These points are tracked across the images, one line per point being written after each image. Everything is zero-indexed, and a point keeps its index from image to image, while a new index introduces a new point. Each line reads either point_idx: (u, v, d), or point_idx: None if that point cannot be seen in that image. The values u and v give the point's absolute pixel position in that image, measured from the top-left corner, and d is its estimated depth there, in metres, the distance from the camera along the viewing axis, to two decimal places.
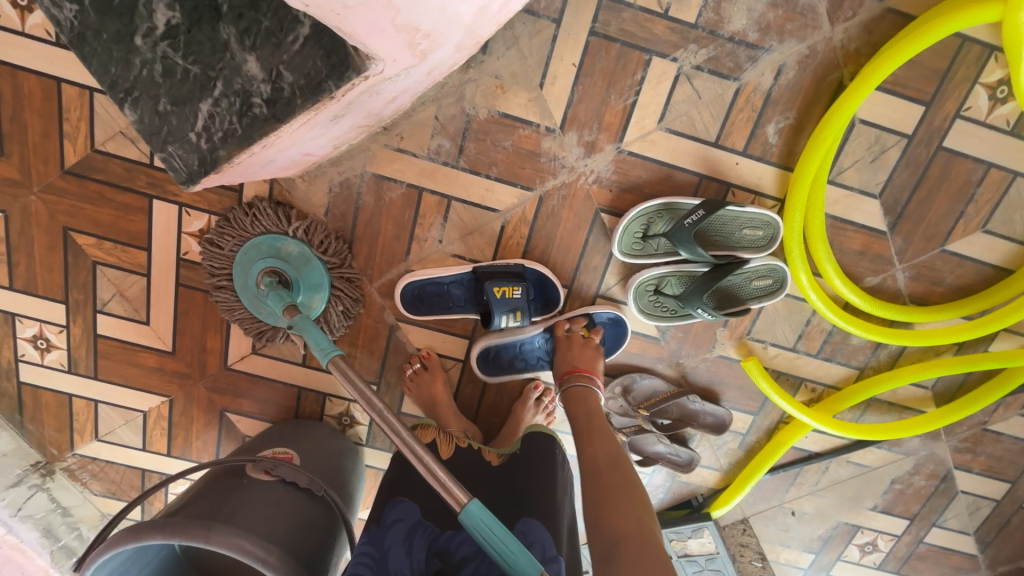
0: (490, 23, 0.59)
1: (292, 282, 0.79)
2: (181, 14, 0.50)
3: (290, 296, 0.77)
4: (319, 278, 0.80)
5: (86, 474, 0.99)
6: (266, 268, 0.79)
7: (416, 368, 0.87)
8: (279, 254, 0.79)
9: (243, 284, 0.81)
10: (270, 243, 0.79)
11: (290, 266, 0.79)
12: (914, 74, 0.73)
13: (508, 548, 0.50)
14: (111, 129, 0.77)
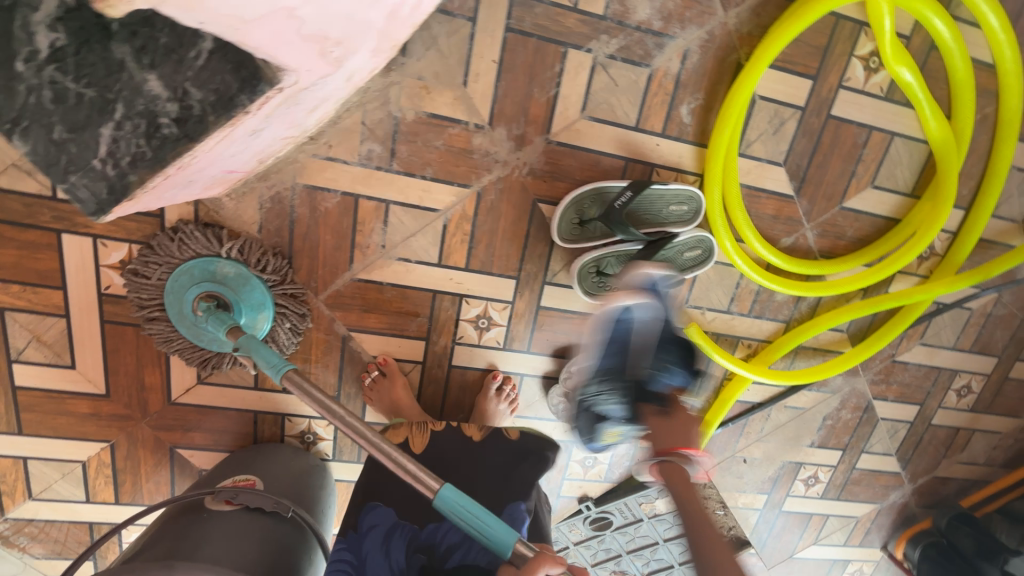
0: (404, 25, 0.60)
1: (233, 304, 0.77)
2: (67, 35, 0.46)
3: (232, 319, 0.75)
4: (262, 297, 0.78)
5: (23, 537, 0.91)
6: (203, 293, 0.76)
7: (375, 376, 0.87)
8: (213, 277, 0.76)
9: (177, 313, 0.77)
10: (202, 265, 0.76)
11: (229, 288, 0.76)
12: (800, 51, 0.81)
13: (486, 522, 0.51)
14: (3, 162, 0.71)
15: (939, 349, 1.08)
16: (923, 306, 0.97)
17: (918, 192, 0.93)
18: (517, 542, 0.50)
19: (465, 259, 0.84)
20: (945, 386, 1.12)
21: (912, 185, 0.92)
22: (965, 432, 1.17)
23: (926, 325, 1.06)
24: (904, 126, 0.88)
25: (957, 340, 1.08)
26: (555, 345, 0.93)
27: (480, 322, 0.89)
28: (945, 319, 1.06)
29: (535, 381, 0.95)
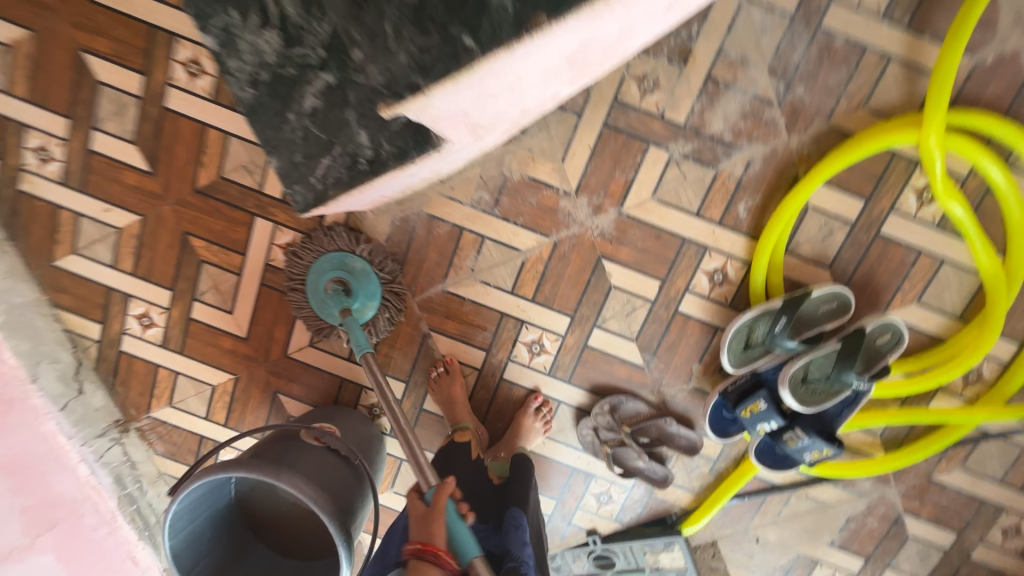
0: (528, 117, 0.82)
1: (349, 292, 1.00)
2: (321, 101, 0.73)
3: (347, 303, 0.98)
4: (373, 291, 1.01)
5: (154, 435, 1.18)
6: (334, 280, 1.00)
7: (440, 371, 1.06)
8: (342, 269, 1.00)
9: (311, 290, 1.01)
10: (336, 259, 1.00)
11: (352, 279, 1.00)
12: (855, 175, 0.93)
13: (457, 536, 0.68)
14: (236, 163, 1.02)
15: (983, 480, 1.06)
16: (964, 429, 0.99)
17: (966, 317, 0.98)
18: (475, 558, 0.66)
19: (532, 292, 1.03)
20: (989, 521, 1.08)
21: (960, 309, 0.97)
22: None
23: (970, 451, 1.05)
24: (954, 254, 0.95)
25: (1004, 475, 1.06)
26: (593, 382, 1.07)
27: (534, 347, 1.06)
28: (992, 450, 1.04)
29: (569, 410, 1.09)
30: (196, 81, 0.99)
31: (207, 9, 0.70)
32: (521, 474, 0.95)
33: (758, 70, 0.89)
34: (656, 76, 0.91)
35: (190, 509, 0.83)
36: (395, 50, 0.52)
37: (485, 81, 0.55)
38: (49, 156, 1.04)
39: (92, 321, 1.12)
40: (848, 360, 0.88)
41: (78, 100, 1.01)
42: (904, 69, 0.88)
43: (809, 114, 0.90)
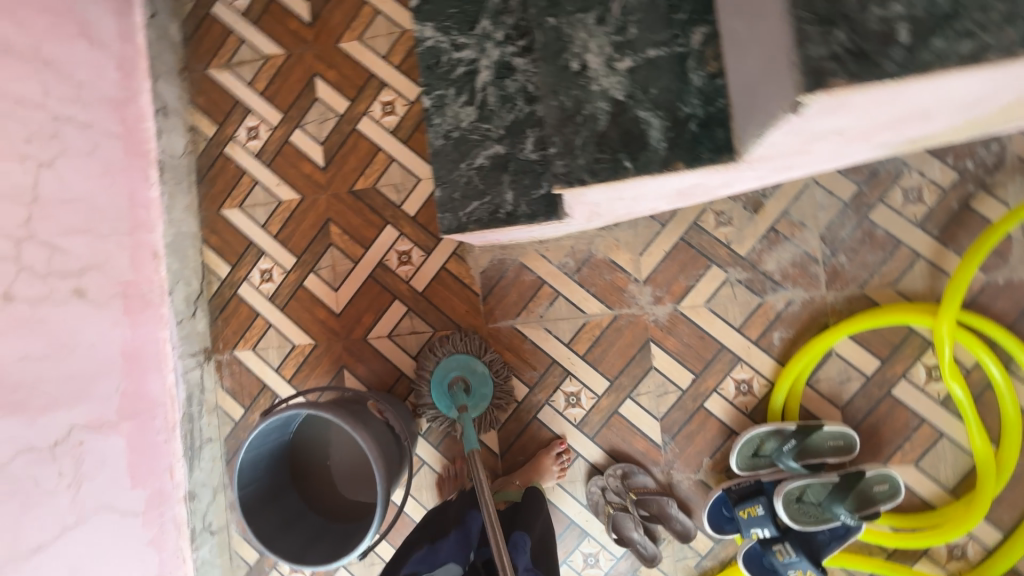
0: (629, 216, 1.06)
1: (466, 395, 1.18)
2: (488, 162, 1.00)
3: (465, 400, 1.16)
4: (486, 393, 1.19)
5: (227, 370, 1.34)
6: (457, 380, 1.18)
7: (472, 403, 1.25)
8: (467, 369, 1.19)
9: (435, 387, 1.21)
10: (462, 359, 1.20)
11: (471, 380, 1.19)
12: (877, 338, 1.10)
13: None
14: (389, 180, 1.30)
15: None
16: None
17: (956, 493, 1.09)
18: None
19: (586, 350, 1.21)
20: None
21: (952, 483, 1.09)
22: None
23: None
24: (953, 432, 1.09)
25: None
26: (613, 446, 1.20)
27: (571, 398, 1.21)
28: None
29: (584, 464, 1.21)
30: (385, 117, 1.30)
31: (435, 82, 1.03)
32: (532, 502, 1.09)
33: (812, 234, 1.13)
34: (731, 215, 1.15)
35: (264, 437, 0.98)
36: (578, 155, 0.74)
37: (623, 188, 0.78)
38: (256, 135, 1.36)
39: (225, 262, 1.36)
40: (841, 494, 0.99)
41: (296, 106, 1.34)
42: (930, 267, 1.09)
43: (846, 279, 1.12)
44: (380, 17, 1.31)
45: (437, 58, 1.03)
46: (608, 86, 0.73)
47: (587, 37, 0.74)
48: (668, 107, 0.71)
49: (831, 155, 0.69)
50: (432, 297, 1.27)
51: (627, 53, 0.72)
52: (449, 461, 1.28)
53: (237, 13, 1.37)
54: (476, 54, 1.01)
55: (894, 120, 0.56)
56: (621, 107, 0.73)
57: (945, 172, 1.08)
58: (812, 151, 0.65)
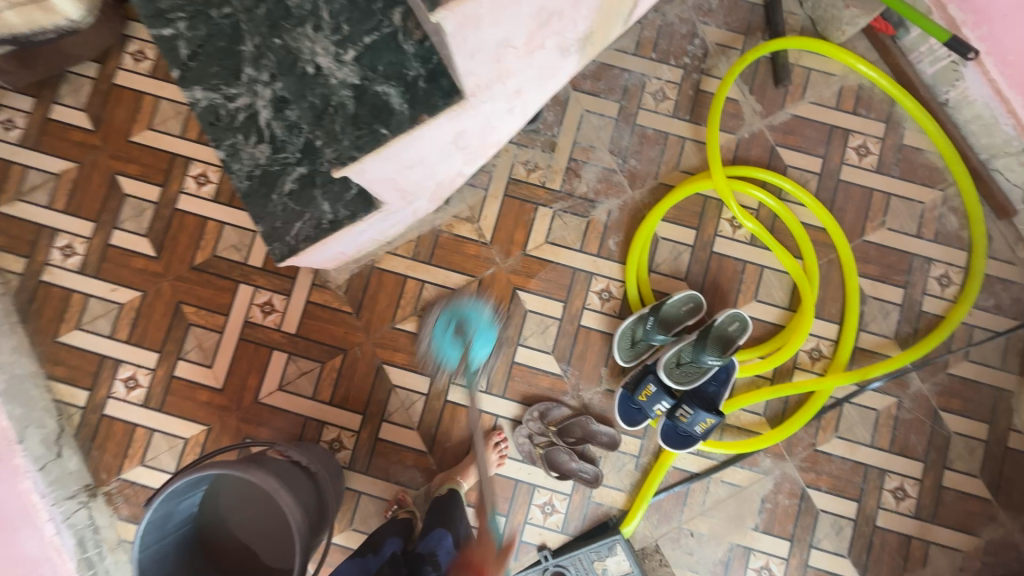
0: (447, 187, 1.18)
1: (470, 335, 1.24)
2: (296, 184, 1.07)
3: (468, 340, 1.24)
4: (489, 327, 1.25)
5: (121, 497, 1.24)
6: (461, 323, 1.25)
7: (362, 417, 1.27)
8: (472, 315, 1.25)
9: (436, 325, 1.25)
10: (472, 305, 1.26)
11: (473, 322, 1.24)
12: (684, 213, 1.30)
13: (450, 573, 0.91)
14: (228, 244, 1.31)
15: (858, 445, 1.26)
16: (823, 398, 1.23)
17: (795, 307, 1.29)
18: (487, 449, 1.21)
19: (465, 321, 1.28)
20: (878, 485, 1.25)
21: (788, 301, 1.29)
22: (919, 542, 1.23)
23: (836, 418, 1.26)
24: (770, 261, 1.30)
25: (873, 438, 1.26)
26: (523, 394, 1.27)
27: (471, 368, 1.27)
28: (854, 416, 1.26)
29: (506, 422, 1.26)
30: (201, 188, 1.33)
31: (222, 135, 1.08)
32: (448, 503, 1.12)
33: (603, 153, 1.32)
34: (536, 161, 1.32)
35: (159, 527, 0.92)
36: (342, 139, 0.84)
37: (398, 154, 0.88)
38: (72, 252, 1.31)
39: (81, 389, 1.27)
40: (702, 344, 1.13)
41: (107, 209, 1.32)
42: (696, 145, 1.32)
43: (642, 177, 1.31)
44: (163, 102, 1.35)
45: (216, 113, 1.07)
46: (344, 77, 0.84)
47: (313, 45, 0.84)
48: (397, 77, 0.83)
49: (536, 69, 0.85)
50: (308, 333, 1.28)
51: (348, 46, 0.83)
52: (384, 481, 1.26)
53: (13, 144, 1.33)
54: (250, 98, 1.06)
55: (539, 21, 0.73)
56: (361, 90, 0.84)
57: (674, 72, 1.34)
58: (512, 69, 0.80)
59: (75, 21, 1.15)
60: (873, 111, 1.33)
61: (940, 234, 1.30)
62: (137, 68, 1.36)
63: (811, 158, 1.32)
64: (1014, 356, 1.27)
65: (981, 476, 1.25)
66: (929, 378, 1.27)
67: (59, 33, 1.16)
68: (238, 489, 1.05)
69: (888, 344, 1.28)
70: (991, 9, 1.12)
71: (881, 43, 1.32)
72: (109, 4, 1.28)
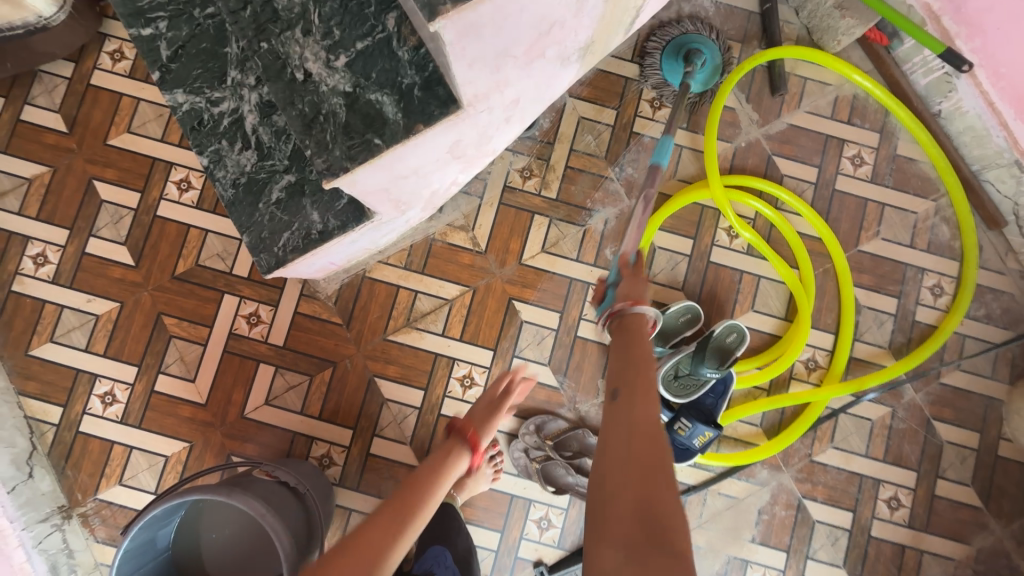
0: (441, 196, 1.14)
1: (698, 62, 1.22)
2: (284, 194, 1.03)
3: (694, 62, 1.22)
4: (715, 68, 1.24)
5: (97, 519, 1.19)
6: (691, 49, 1.23)
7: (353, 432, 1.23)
8: (703, 44, 1.23)
9: (665, 53, 1.26)
10: (701, 38, 1.25)
11: (704, 51, 1.22)
12: (681, 223, 1.29)
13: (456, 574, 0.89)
14: (212, 252, 1.26)
15: (853, 455, 1.26)
16: (819, 409, 1.23)
17: (791, 317, 1.28)
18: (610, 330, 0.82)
19: (460, 332, 1.25)
20: (873, 495, 1.25)
21: (784, 312, 1.28)
22: (912, 552, 1.24)
23: (832, 429, 1.26)
24: (766, 271, 1.29)
25: (868, 448, 1.26)
26: (519, 406, 1.24)
27: (465, 381, 1.24)
28: (849, 426, 1.27)
29: (501, 435, 1.24)
30: (184, 194, 1.27)
31: (205, 141, 1.04)
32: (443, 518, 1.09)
33: (600, 161, 1.30)
34: (532, 168, 1.29)
35: (138, 554, 0.88)
36: (333, 148, 0.81)
37: (391, 164, 0.85)
38: (44, 261, 1.24)
39: (54, 405, 1.21)
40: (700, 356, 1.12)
41: (83, 215, 1.26)
42: (693, 153, 1.31)
43: (639, 185, 1.30)
44: (142, 104, 1.29)
45: (199, 117, 1.03)
46: (334, 84, 0.81)
47: (302, 49, 0.80)
48: (390, 85, 0.80)
49: (535, 78, 0.83)
50: (296, 345, 1.24)
51: (339, 52, 0.79)
52: (375, 497, 1.22)
53: None
54: (235, 103, 1.02)
55: (539, 31, 0.70)
56: (353, 97, 0.80)
57: None
58: (511, 79, 0.78)
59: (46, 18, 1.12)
60: (866, 121, 1.33)
61: (932, 244, 1.30)
62: (115, 68, 1.30)
63: (806, 168, 1.32)
64: (1004, 366, 1.28)
65: (973, 484, 1.26)
66: (922, 387, 1.28)
67: (30, 30, 1.12)
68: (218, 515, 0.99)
69: (883, 354, 1.29)
70: (984, 23, 1.13)
71: (875, 53, 1.32)
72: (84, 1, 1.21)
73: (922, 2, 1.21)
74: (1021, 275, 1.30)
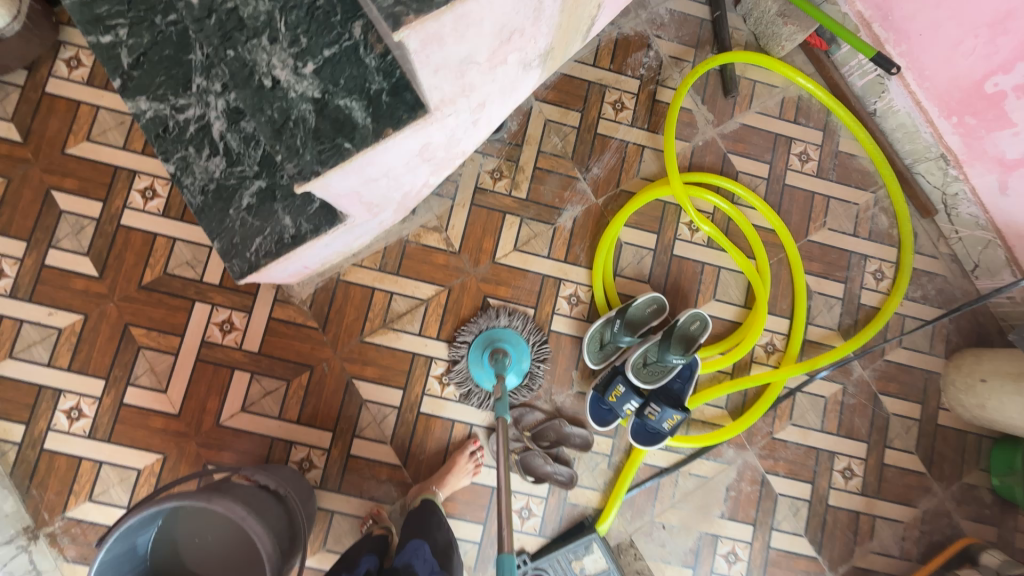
0: (412, 199, 1.17)
1: (506, 363, 1.22)
2: (255, 199, 1.04)
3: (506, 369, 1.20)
4: (520, 372, 1.25)
5: (68, 537, 1.16)
6: (497, 347, 1.23)
7: (332, 434, 1.23)
8: (507, 339, 1.25)
9: (472, 350, 1.25)
10: (511, 332, 1.26)
11: (510, 350, 1.24)
12: (645, 219, 1.36)
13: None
14: (180, 260, 1.25)
15: (810, 430, 1.35)
16: (778, 389, 1.31)
17: (750, 304, 1.37)
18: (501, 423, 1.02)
19: (436, 331, 1.28)
20: (829, 467, 1.34)
21: (743, 299, 1.37)
22: (866, 517, 1.34)
23: (790, 407, 1.35)
24: (725, 262, 1.37)
25: (823, 424, 1.35)
26: None
27: (443, 378, 1.27)
28: (806, 404, 1.36)
29: (480, 430, 1.27)
30: (148, 202, 1.25)
31: (171, 147, 1.03)
32: (425, 513, 1.11)
33: (566, 161, 1.35)
34: (501, 170, 1.33)
35: (114, 566, 0.87)
36: (303, 153, 0.82)
37: (363, 167, 0.88)
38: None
39: (16, 424, 1.17)
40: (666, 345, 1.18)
41: (40, 227, 1.22)
42: (654, 152, 1.38)
43: (604, 184, 1.36)
44: (101, 111, 1.27)
45: (164, 124, 1.03)
46: (303, 90, 0.83)
47: (269, 57, 0.82)
48: (359, 90, 0.82)
49: (499, 83, 0.87)
50: (271, 350, 1.24)
51: (307, 59, 0.81)
52: (357, 497, 1.23)
53: None
54: (201, 109, 1.02)
55: (500, 39, 0.74)
56: (322, 103, 0.83)
57: (631, 83, 1.39)
58: (476, 84, 0.82)
59: None
60: (811, 120, 1.43)
61: (873, 232, 1.41)
62: (72, 75, 1.27)
63: (759, 164, 1.41)
64: (940, 342, 1.40)
65: (917, 452, 1.37)
66: (869, 365, 1.38)
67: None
68: (193, 521, 0.97)
69: (833, 335, 1.38)
70: (908, 29, 1.24)
71: (816, 57, 1.42)
72: (37, 8, 1.19)
73: (856, 10, 1.32)
74: (951, 259, 1.42)
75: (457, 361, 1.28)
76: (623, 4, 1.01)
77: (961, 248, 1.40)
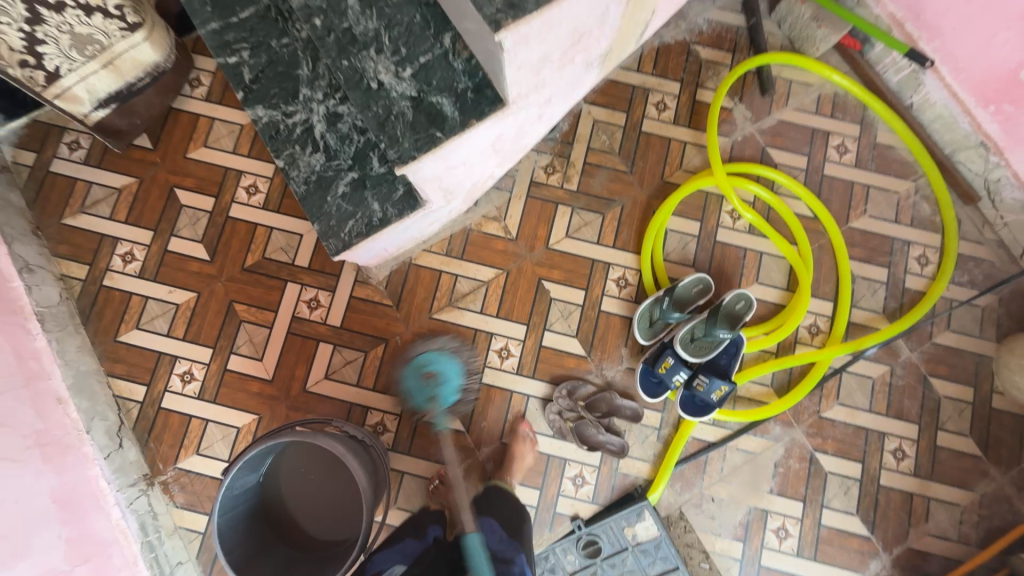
0: (478, 189, 1.32)
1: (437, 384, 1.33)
2: (348, 187, 1.21)
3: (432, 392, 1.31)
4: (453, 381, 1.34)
5: (177, 485, 1.33)
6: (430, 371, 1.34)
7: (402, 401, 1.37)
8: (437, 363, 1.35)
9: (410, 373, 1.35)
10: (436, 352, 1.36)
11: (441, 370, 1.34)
12: (689, 208, 1.46)
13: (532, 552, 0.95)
14: (277, 246, 1.44)
15: (858, 410, 1.38)
16: (823, 367, 1.36)
17: (792, 287, 1.43)
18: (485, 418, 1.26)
19: (496, 309, 1.40)
20: (879, 447, 1.36)
21: (786, 283, 1.43)
22: (920, 499, 1.34)
23: (837, 387, 1.39)
24: (767, 248, 1.45)
25: (871, 404, 1.38)
26: (553, 374, 1.38)
27: (502, 352, 1.39)
28: (853, 384, 1.39)
29: (536, 401, 1.37)
30: (252, 197, 1.46)
31: (282, 146, 1.22)
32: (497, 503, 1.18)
33: (614, 156, 1.48)
34: (555, 165, 1.47)
35: (235, 493, 1.02)
36: (403, 142, 0.99)
37: (449, 154, 1.03)
38: (132, 258, 1.42)
39: (139, 384, 1.37)
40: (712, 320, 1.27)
41: (164, 218, 1.45)
42: (695, 146, 1.49)
43: (649, 176, 1.47)
44: (216, 123, 1.49)
45: (276, 127, 1.22)
46: (402, 90, 1.00)
47: (375, 65, 1.00)
48: (448, 89, 0.98)
49: (565, 81, 1.01)
50: (351, 324, 1.40)
51: (406, 65, 0.99)
52: (425, 460, 1.35)
53: (79, 163, 1.46)
54: (307, 114, 1.22)
55: (571, 40, 0.89)
56: (418, 100, 0.99)
57: (673, 85, 1.51)
58: (547, 81, 0.96)
59: (160, 63, 1.33)
60: (848, 115, 1.51)
61: (915, 219, 1.46)
62: (194, 93, 1.50)
63: (796, 157, 1.49)
64: (990, 325, 1.41)
65: (972, 435, 1.37)
66: (916, 346, 1.41)
67: (152, 77, 1.34)
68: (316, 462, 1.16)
69: (878, 318, 1.42)
70: (940, 25, 1.31)
71: (851, 57, 1.51)
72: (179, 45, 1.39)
73: (888, 11, 1.40)
74: (997, 244, 1.44)
75: (514, 337, 1.40)
76: (674, 8, 1.13)
77: (1007, 233, 1.43)
